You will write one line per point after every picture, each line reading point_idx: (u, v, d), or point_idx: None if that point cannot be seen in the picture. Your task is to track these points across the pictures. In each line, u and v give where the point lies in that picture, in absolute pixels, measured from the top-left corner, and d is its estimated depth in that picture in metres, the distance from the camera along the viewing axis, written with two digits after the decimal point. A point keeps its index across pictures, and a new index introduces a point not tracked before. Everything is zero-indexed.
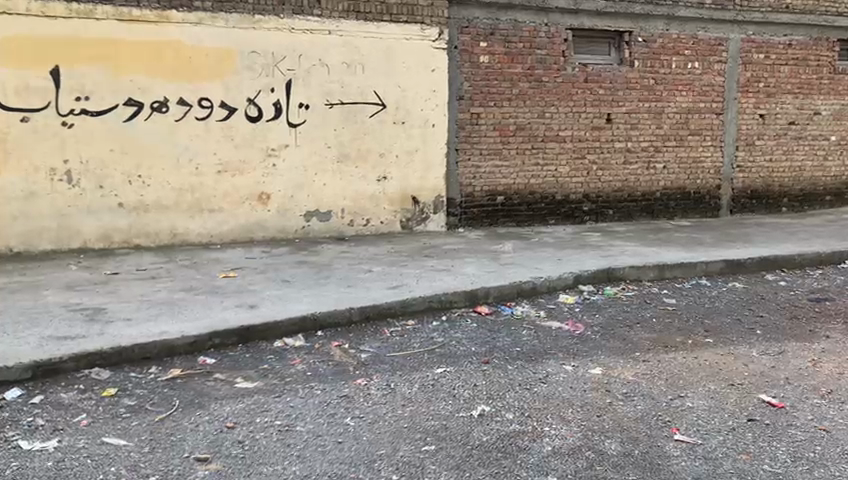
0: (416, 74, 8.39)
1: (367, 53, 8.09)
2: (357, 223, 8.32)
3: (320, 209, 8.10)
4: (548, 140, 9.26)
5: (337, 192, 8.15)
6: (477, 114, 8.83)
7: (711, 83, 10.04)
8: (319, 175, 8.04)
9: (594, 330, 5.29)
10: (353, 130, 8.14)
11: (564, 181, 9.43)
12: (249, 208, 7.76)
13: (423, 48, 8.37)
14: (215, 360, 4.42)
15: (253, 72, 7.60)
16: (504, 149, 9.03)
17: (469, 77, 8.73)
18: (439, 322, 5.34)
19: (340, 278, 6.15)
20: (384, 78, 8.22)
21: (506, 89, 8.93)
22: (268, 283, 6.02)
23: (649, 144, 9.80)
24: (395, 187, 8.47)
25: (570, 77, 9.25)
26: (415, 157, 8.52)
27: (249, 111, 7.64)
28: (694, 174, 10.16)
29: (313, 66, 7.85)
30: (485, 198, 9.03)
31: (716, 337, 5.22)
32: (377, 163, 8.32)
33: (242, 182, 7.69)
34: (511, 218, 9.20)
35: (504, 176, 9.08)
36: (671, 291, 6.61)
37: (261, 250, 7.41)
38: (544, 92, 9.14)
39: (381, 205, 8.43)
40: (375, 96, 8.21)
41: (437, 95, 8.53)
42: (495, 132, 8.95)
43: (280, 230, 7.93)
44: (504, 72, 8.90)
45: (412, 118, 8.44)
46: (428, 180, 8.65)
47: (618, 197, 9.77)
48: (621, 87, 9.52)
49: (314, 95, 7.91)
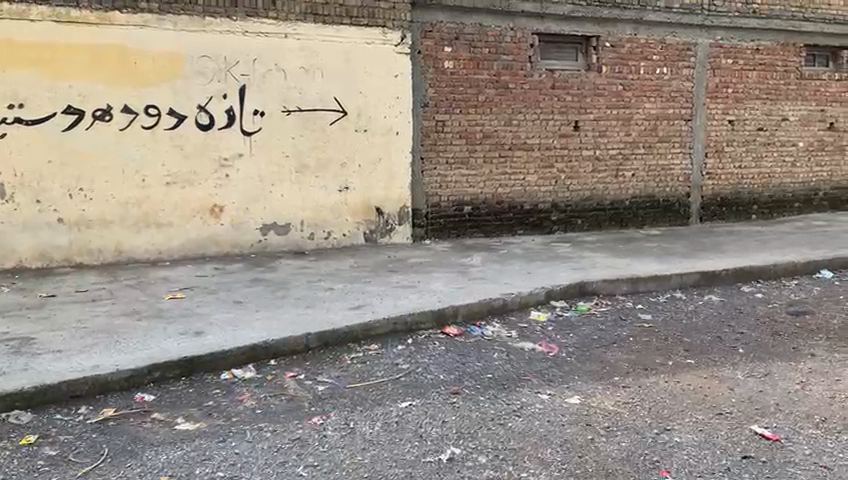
0: (378, 79, 8.00)
1: (325, 58, 7.69)
2: (317, 236, 7.89)
3: (278, 222, 7.66)
4: (516, 147, 8.96)
5: (296, 203, 7.72)
6: (442, 120, 8.48)
7: (680, 89, 9.85)
8: (276, 186, 7.60)
9: (569, 352, 4.95)
10: (312, 138, 7.73)
11: (532, 190, 9.13)
12: (201, 221, 7.28)
13: (385, 52, 7.99)
14: (154, 397, 3.98)
15: (204, 77, 7.15)
16: (471, 157, 8.69)
17: (433, 83, 8.38)
18: (404, 345, 4.95)
19: (297, 299, 5.72)
20: (344, 83, 7.82)
21: (471, 96, 8.60)
22: (218, 304, 5.57)
23: (618, 151, 9.55)
24: (357, 198, 8.06)
25: (537, 83, 8.96)
26: (378, 166, 8.13)
27: (200, 118, 7.18)
28: (664, 182, 9.94)
29: (268, 71, 7.43)
30: (451, 208, 8.68)
31: (698, 357, 4.92)
32: (337, 173, 7.91)
33: (193, 195, 7.22)
34: (479, 228, 8.86)
35: (471, 185, 8.74)
36: (647, 306, 6.31)
37: (213, 268, 6.95)
38: (511, 98, 8.83)
39: (343, 216, 8.01)
40: (335, 103, 7.80)
41: (401, 101, 8.16)
42: (461, 140, 8.62)
43: (235, 245, 7.46)
44: (470, 78, 8.57)
45: (374, 125, 8.05)
46: (392, 190, 8.25)
47: (588, 205, 9.49)
48: (589, 93, 9.27)
49: (269, 101, 7.48)
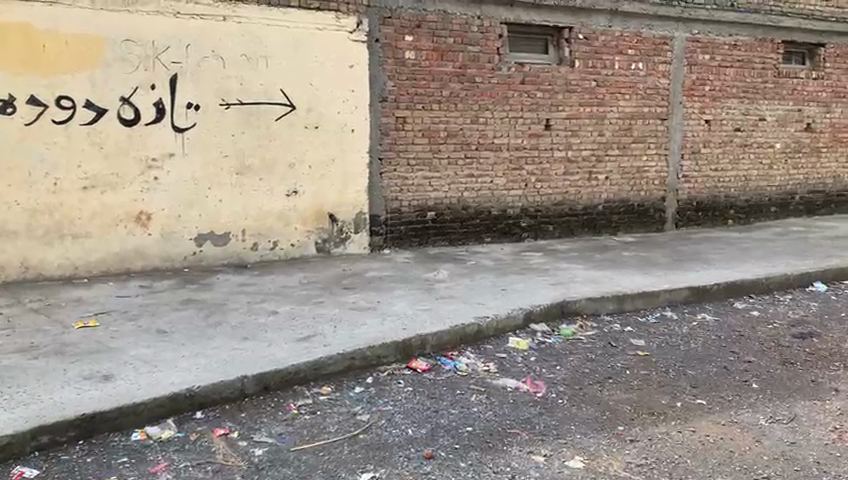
0: (330, 70, 7.12)
1: (271, 45, 6.78)
2: (261, 247, 6.98)
3: (215, 230, 6.72)
4: (483, 147, 8.19)
5: (236, 209, 6.79)
6: (402, 117, 7.67)
7: (656, 86, 9.22)
8: (213, 190, 6.66)
9: (559, 391, 4.17)
10: (255, 135, 6.81)
11: (500, 194, 8.36)
12: (125, 231, 6.31)
13: (338, 40, 7.11)
14: (38, 472, 3.06)
15: (128, 64, 6.16)
16: (434, 158, 7.91)
17: (393, 74, 7.56)
18: (362, 387, 4.10)
19: (234, 328, 4.81)
20: (291, 74, 6.92)
21: (435, 90, 7.80)
22: (138, 336, 4.63)
23: (590, 152, 8.86)
24: (307, 203, 7.17)
25: (506, 77, 8.19)
26: (330, 168, 7.24)
27: (124, 112, 6.20)
28: (638, 186, 9.28)
29: (203, 59, 6.49)
30: (413, 214, 7.88)
31: (709, 396, 4.19)
32: (284, 175, 7.00)
33: (115, 201, 6.23)
34: (443, 236, 8.07)
35: (434, 189, 7.95)
36: (637, 328, 5.58)
37: (138, 287, 5.99)
38: (477, 93, 8.05)
39: (290, 224, 7.10)
40: (282, 96, 6.90)
41: (356, 94, 7.30)
42: (423, 139, 7.82)
43: (165, 258, 6.51)
44: (433, 70, 7.77)
45: (327, 121, 7.17)
46: (346, 195, 7.38)
47: (559, 211, 8.77)
48: (561, 89, 8.55)
49: (205, 92, 6.53)
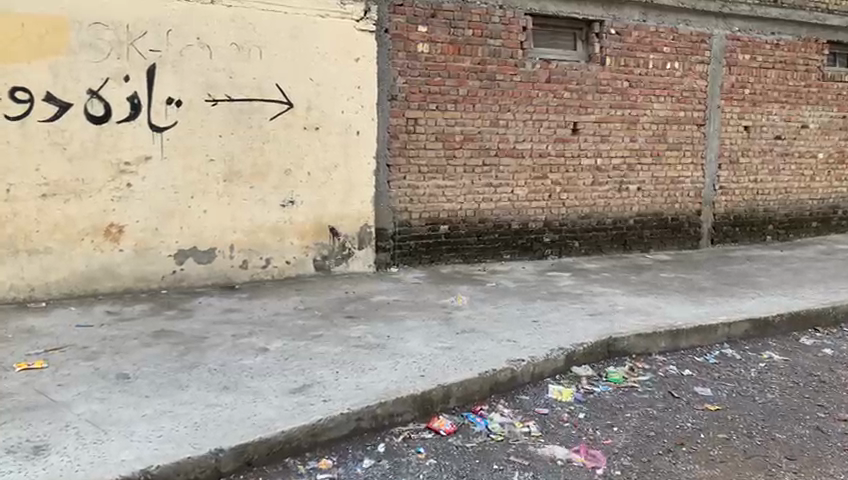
0: (334, 64, 6.23)
1: (266, 33, 5.88)
2: (252, 265, 6.07)
3: (198, 246, 5.81)
4: (503, 154, 7.30)
5: (223, 222, 5.89)
6: (414, 118, 6.80)
7: (692, 88, 8.33)
8: (197, 200, 5.76)
9: (623, 467, 3.27)
10: (246, 137, 5.92)
11: (522, 206, 7.47)
12: (91, 246, 5.39)
13: (343, 29, 6.22)
14: None
15: (97, 52, 5.27)
16: (449, 165, 7.04)
17: (404, 70, 6.70)
18: (373, 460, 3.20)
19: (213, 373, 3.90)
20: (289, 68, 6.03)
21: (450, 88, 6.94)
22: (93, 383, 3.72)
23: (621, 160, 7.98)
24: (305, 215, 6.26)
25: (529, 75, 7.31)
26: (332, 176, 6.34)
27: (92, 107, 5.30)
28: (672, 198, 8.39)
29: (186, 48, 5.59)
30: (424, 228, 6.99)
31: (814, 474, 3.29)
32: (279, 183, 6.10)
33: (80, 211, 5.32)
34: (457, 253, 7.18)
35: (447, 199, 7.08)
36: (697, 372, 4.68)
37: (105, 313, 5.08)
38: (498, 92, 7.18)
39: (286, 239, 6.20)
40: (277, 92, 6.00)
41: (362, 92, 6.40)
42: (437, 143, 6.95)
43: (139, 278, 5.60)
44: (449, 66, 6.91)
45: (329, 122, 6.27)
46: (350, 206, 6.48)
47: (586, 225, 7.86)
48: (591, 89, 7.67)
49: (188, 87, 5.64)
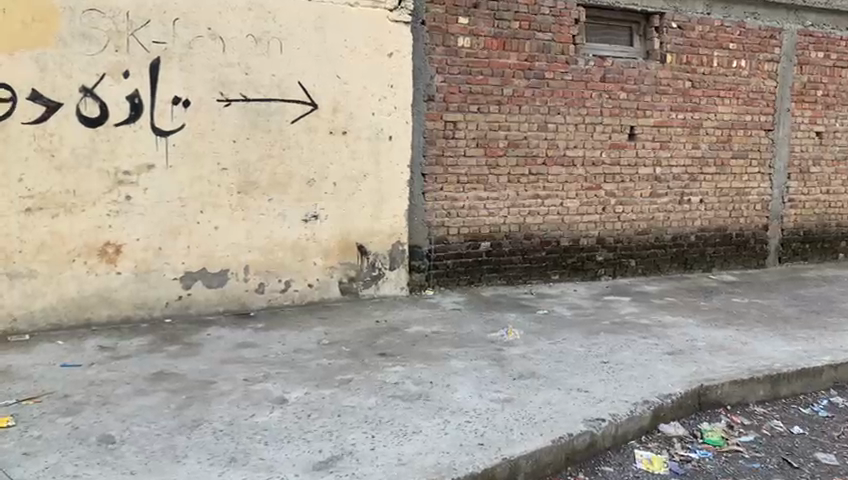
0: (364, 60, 5.45)
1: (287, 23, 5.13)
2: (269, 289, 5.29)
3: (208, 268, 5.04)
4: (553, 162, 6.49)
5: (237, 240, 5.12)
6: (453, 121, 6.02)
7: (760, 89, 7.45)
8: (207, 214, 5.00)
9: None
10: (264, 142, 5.16)
11: (572, 220, 6.64)
12: (84, 269, 4.66)
13: (374, 19, 5.45)
14: None
15: (92, 43, 4.53)
16: (492, 174, 6.24)
17: (442, 67, 5.92)
18: None
19: (218, 436, 3.12)
20: (313, 63, 5.26)
21: (494, 87, 6.15)
22: (66, 450, 2.95)
23: (682, 169, 7.15)
24: (330, 231, 5.47)
25: (582, 72, 6.51)
26: (361, 187, 5.56)
27: (85, 106, 4.56)
28: (737, 211, 7.52)
29: (196, 39, 4.85)
30: (463, 245, 6.18)
31: None
32: (301, 195, 5.33)
33: (71, 228, 4.59)
34: (499, 274, 6.37)
35: (489, 213, 6.27)
36: (810, 430, 3.82)
37: (97, 348, 4.33)
38: (547, 93, 6.38)
39: (308, 259, 5.41)
40: (300, 90, 5.24)
41: (395, 92, 5.62)
42: (478, 149, 6.15)
43: (140, 305, 4.85)
44: (493, 63, 6.12)
45: (358, 125, 5.49)
46: (381, 221, 5.69)
47: (644, 241, 7.02)
48: (649, 90, 6.87)
49: (198, 84, 4.89)
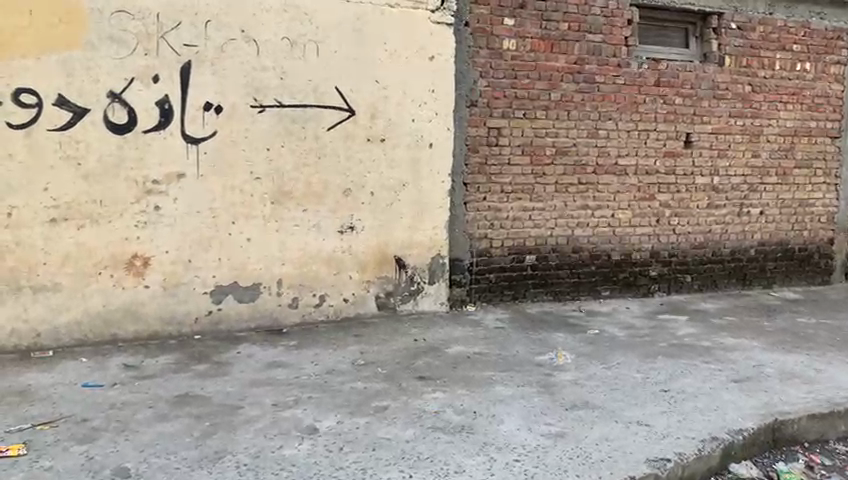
0: (404, 63, 5.17)
1: (324, 25, 4.88)
2: (303, 304, 5.02)
3: (239, 282, 4.80)
4: (603, 171, 6.13)
5: (270, 252, 4.87)
6: (498, 128, 5.70)
7: (826, 93, 6.97)
8: (239, 225, 4.76)
9: None
10: (299, 150, 4.90)
11: (623, 232, 6.27)
12: (110, 282, 4.45)
13: (415, 20, 5.18)
14: None
15: (120, 46, 4.34)
16: (539, 183, 5.90)
17: (486, 71, 5.62)
18: None
19: (242, 472, 2.85)
20: (351, 67, 5.00)
21: (541, 92, 5.82)
22: None
23: (741, 179, 6.73)
24: (367, 244, 5.19)
25: (635, 76, 6.15)
26: (400, 197, 5.27)
27: (113, 112, 4.37)
28: (800, 224, 7.04)
29: (229, 42, 4.62)
30: (507, 258, 5.85)
31: None
32: (337, 205, 5.06)
33: (97, 239, 4.39)
34: (545, 289, 6.02)
35: (535, 224, 5.93)
36: None
37: (121, 367, 4.11)
38: (597, 97, 6.03)
39: (344, 273, 5.14)
40: (337, 96, 4.98)
41: (437, 97, 5.33)
42: (524, 157, 5.82)
43: (168, 321, 4.63)
44: (540, 66, 5.79)
45: (398, 131, 5.21)
46: (421, 233, 5.39)
47: (700, 256, 6.65)
48: (706, 94, 6.47)
49: (230, 89, 4.66)
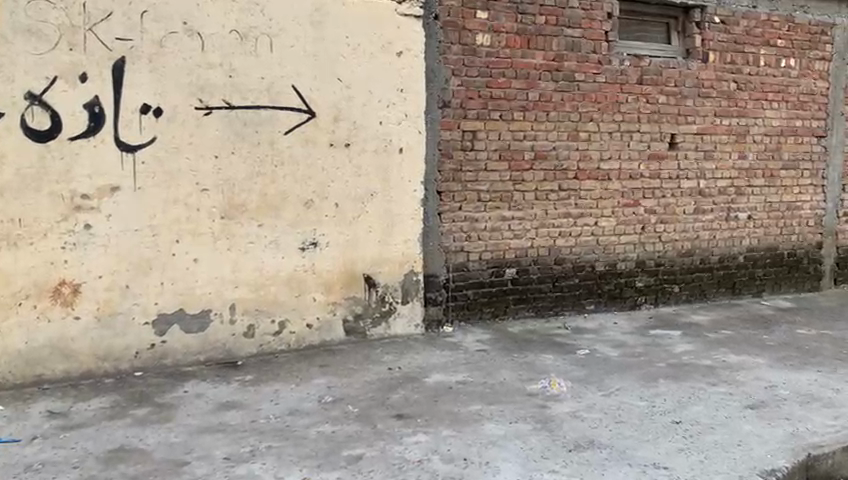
0: (369, 60, 4.65)
1: (278, 17, 4.34)
2: (260, 331, 4.45)
3: (186, 309, 4.21)
4: (585, 175, 5.67)
5: (220, 274, 4.29)
6: (472, 130, 5.21)
7: (811, 91, 6.65)
8: (184, 245, 4.17)
9: None
10: (252, 157, 4.34)
11: (608, 241, 5.82)
12: (33, 314, 3.83)
13: (380, 12, 4.66)
14: None
15: (39, 40, 3.73)
16: (517, 190, 5.42)
17: (458, 68, 5.13)
18: None
19: None
20: (310, 64, 4.46)
21: (518, 91, 5.35)
22: None
23: (727, 182, 6.35)
24: (332, 261, 4.64)
25: (616, 73, 5.72)
26: (367, 208, 4.74)
27: (32, 116, 3.76)
28: (788, 228, 6.70)
29: (169, 35, 4.05)
30: (485, 272, 5.35)
31: None
32: (297, 219, 4.50)
33: (16, 265, 3.77)
34: (527, 305, 5.53)
35: (515, 235, 5.44)
36: None
37: (45, 415, 3.49)
38: (577, 96, 5.58)
39: (307, 294, 4.58)
40: (294, 96, 4.43)
41: (405, 97, 4.82)
42: (501, 162, 5.34)
43: (103, 357, 4.01)
44: (516, 63, 5.33)
45: (363, 135, 4.68)
46: (391, 247, 4.86)
47: (688, 264, 6.23)
48: (691, 92, 6.08)
49: (171, 89, 4.08)
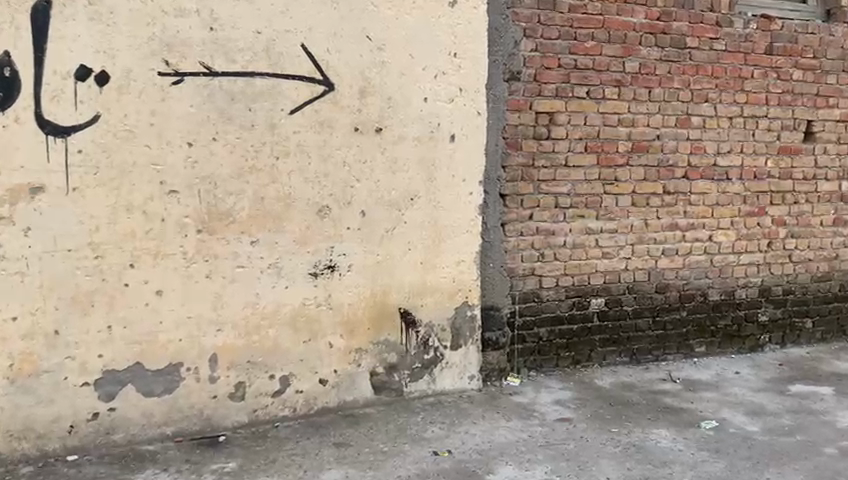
0: (410, 12, 3.31)
1: None
2: (253, 392, 3.16)
3: (145, 362, 2.94)
4: (697, 174, 4.26)
5: (195, 313, 3.01)
6: (549, 112, 3.85)
7: None
8: (142, 271, 2.90)
9: None
10: (242, 147, 3.04)
11: (724, 262, 4.40)
12: None
13: None
14: None
15: None
16: (608, 193, 4.04)
17: (532, 28, 3.77)
18: None
19: None
20: (326, 14, 3.14)
21: (611, 61, 3.96)
22: None
23: None
24: (356, 293, 3.32)
25: (740, 39, 4.28)
26: (406, 218, 3.40)
27: None
28: None
29: None
30: (564, 305, 3.99)
31: None
32: (307, 234, 3.19)
33: None
34: (617, 348, 4.16)
35: (604, 254, 4.06)
36: None
37: None
38: (689, 68, 4.17)
39: (320, 339, 3.27)
40: (304, 60, 3.12)
41: (461, 65, 3.46)
42: (587, 156, 3.96)
43: (21, 434, 2.79)
44: (609, 22, 3.94)
45: (402, 117, 3.34)
46: (439, 272, 3.51)
47: (825, 292, 4.76)
48: (835, 66, 4.59)
49: (122, 45, 2.80)
